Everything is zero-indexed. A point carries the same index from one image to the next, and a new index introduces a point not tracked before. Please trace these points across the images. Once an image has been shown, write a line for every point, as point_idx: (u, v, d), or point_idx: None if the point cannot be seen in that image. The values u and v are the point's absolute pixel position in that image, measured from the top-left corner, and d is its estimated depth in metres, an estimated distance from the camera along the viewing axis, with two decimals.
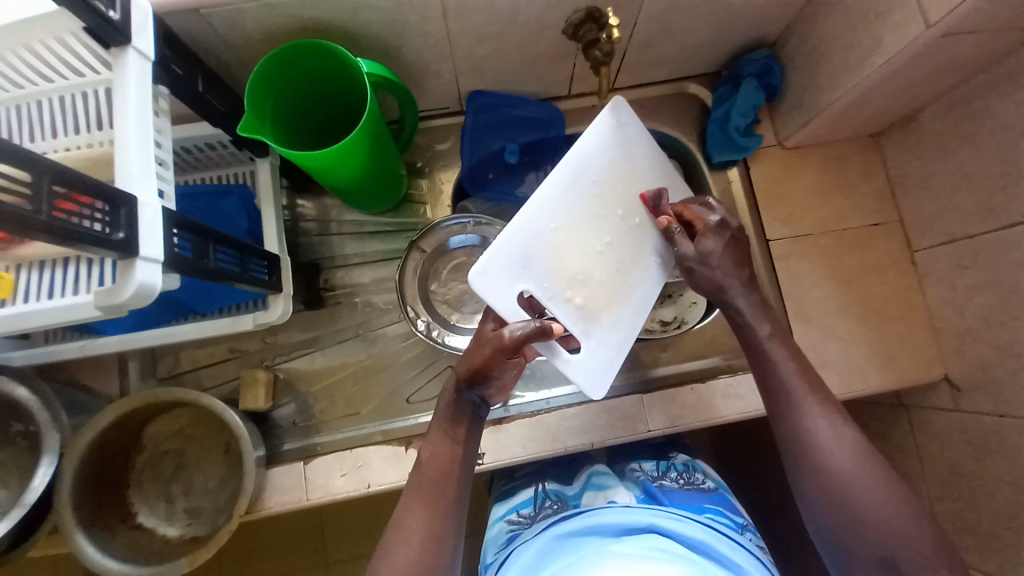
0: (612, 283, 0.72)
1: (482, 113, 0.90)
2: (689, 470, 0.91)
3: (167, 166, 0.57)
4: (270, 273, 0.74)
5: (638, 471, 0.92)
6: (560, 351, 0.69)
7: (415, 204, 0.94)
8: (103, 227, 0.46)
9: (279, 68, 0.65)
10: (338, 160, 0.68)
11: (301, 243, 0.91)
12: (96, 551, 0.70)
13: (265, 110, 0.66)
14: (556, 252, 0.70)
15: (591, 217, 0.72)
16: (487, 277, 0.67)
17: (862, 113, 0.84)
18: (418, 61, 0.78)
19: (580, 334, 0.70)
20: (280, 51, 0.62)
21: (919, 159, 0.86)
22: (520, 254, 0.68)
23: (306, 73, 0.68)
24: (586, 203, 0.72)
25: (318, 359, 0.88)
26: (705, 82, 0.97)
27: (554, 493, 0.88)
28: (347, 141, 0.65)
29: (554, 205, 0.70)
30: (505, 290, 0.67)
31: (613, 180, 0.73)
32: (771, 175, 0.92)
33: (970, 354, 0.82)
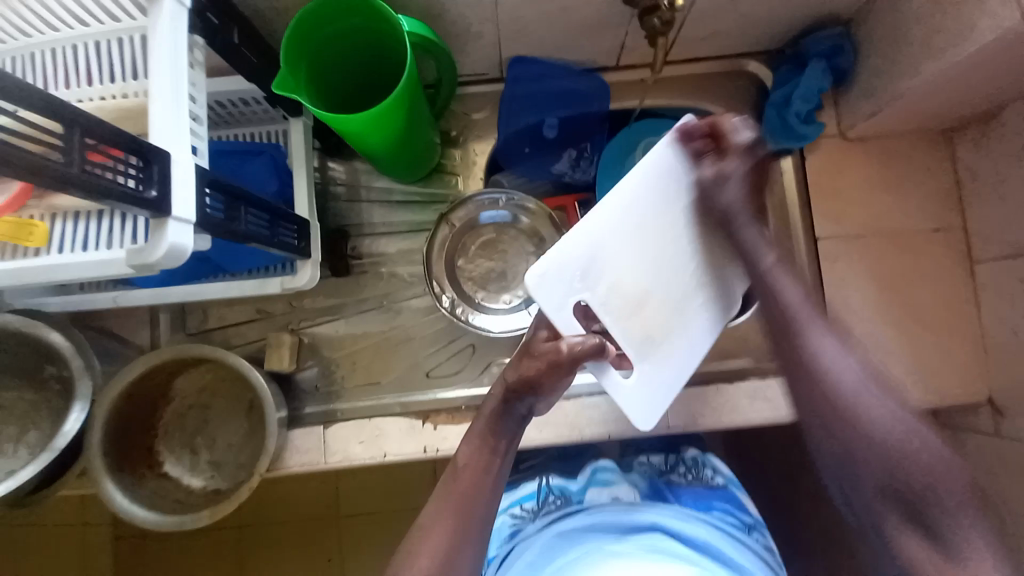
0: (669, 317, 0.67)
1: (523, 83, 0.85)
2: (699, 464, 0.90)
3: (201, 123, 0.56)
4: (298, 239, 0.73)
5: (648, 466, 0.91)
6: (611, 373, 0.66)
7: (446, 174, 0.90)
8: (132, 184, 0.44)
9: (317, 23, 0.62)
10: (373, 125, 0.65)
11: (330, 207, 0.90)
12: (124, 497, 0.73)
13: (302, 68, 0.63)
14: (620, 265, 0.66)
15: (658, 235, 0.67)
16: (545, 280, 0.64)
17: (936, 104, 0.77)
18: (458, 22, 0.74)
19: (635, 355, 0.67)
20: (317, 4, 0.59)
21: (994, 161, 0.79)
22: (583, 263, 0.65)
23: (343, 30, 0.64)
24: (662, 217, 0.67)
25: (342, 326, 0.88)
26: (765, 61, 0.89)
27: (558, 488, 0.88)
28: (385, 105, 0.62)
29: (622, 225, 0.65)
30: (562, 298, 0.65)
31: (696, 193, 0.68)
32: (827, 168, 0.86)
33: (1019, 375, 0.77)
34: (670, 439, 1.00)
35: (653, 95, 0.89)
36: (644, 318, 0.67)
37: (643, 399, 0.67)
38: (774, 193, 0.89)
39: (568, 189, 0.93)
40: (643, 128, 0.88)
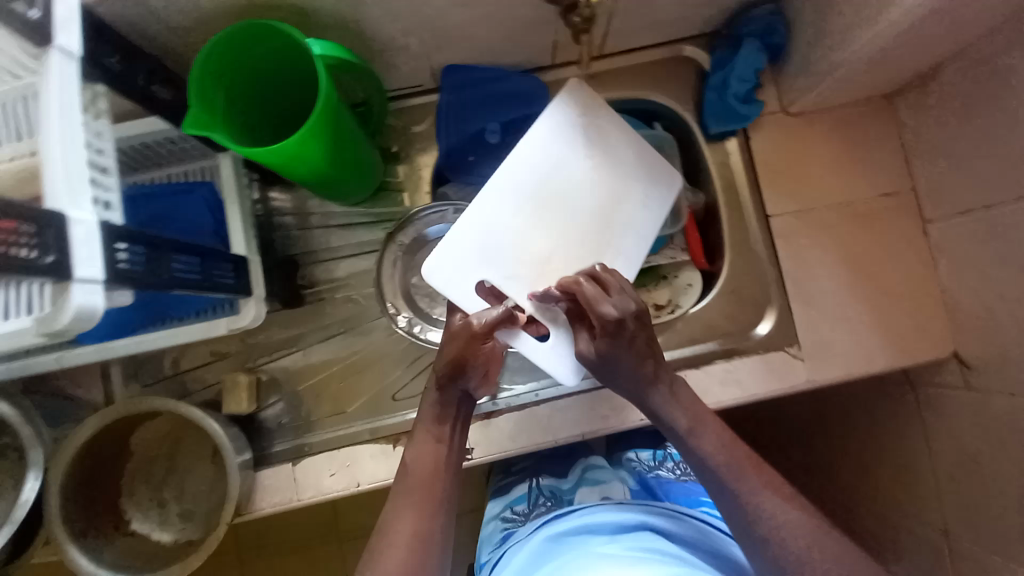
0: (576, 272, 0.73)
1: (459, 90, 0.83)
2: (686, 460, 0.90)
3: (109, 174, 0.54)
4: (237, 277, 0.70)
5: (636, 463, 0.92)
6: (526, 338, 0.71)
7: (392, 192, 0.88)
8: (30, 252, 0.42)
9: (223, 55, 0.59)
10: (295, 155, 0.63)
11: (278, 238, 0.87)
12: (89, 561, 0.70)
13: (215, 105, 0.61)
14: (520, 239, 0.73)
15: (550, 207, 0.74)
16: (445, 268, 0.72)
17: (874, 72, 0.76)
18: (380, 37, 0.71)
19: (548, 320, 0.72)
20: (219, 35, 0.56)
21: (937, 122, 0.78)
22: (481, 243, 0.72)
23: (253, 58, 0.61)
24: (549, 192, 0.74)
25: (301, 358, 0.85)
26: (702, 43, 0.88)
27: (548, 489, 0.90)
28: (304, 132, 0.60)
29: (516, 195, 0.73)
30: (466, 278, 0.72)
31: (579, 166, 0.75)
32: (774, 144, 0.85)
33: (983, 331, 0.77)
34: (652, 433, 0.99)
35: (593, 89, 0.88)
36: (550, 276, 0.73)
37: (563, 357, 0.72)
38: (724, 175, 0.88)
39: None
40: None
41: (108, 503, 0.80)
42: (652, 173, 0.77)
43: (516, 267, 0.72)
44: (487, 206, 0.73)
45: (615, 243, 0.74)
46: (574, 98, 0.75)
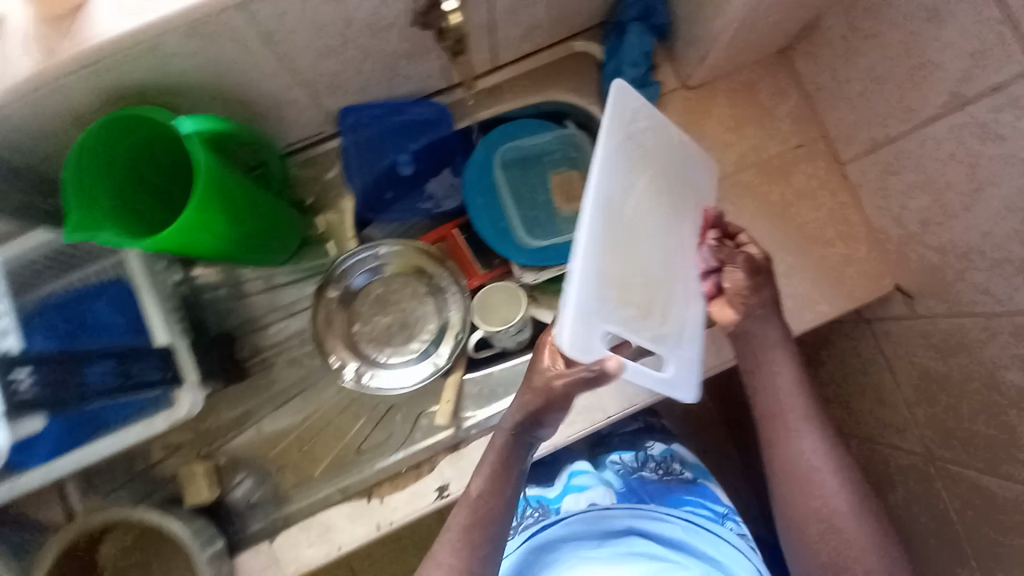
0: (670, 282, 0.64)
1: (361, 127, 0.81)
2: (667, 460, 0.87)
3: (0, 300, 0.61)
4: (162, 370, 0.69)
5: (618, 465, 0.88)
6: (655, 376, 0.59)
7: (315, 244, 0.86)
8: None
9: (101, 150, 0.57)
10: (195, 233, 0.61)
11: (209, 314, 0.84)
12: None
13: (104, 200, 0.59)
14: (619, 260, 0.57)
15: (641, 211, 0.60)
16: (568, 327, 0.52)
17: (759, 34, 0.77)
18: (261, 95, 0.70)
19: (659, 347, 0.61)
20: (84, 135, 0.54)
21: (830, 67, 0.80)
22: (591, 284, 0.53)
23: (131, 149, 0.60)
24: (636, 193, 0.60)
25: (258, 432, 0.83)
26: (592, 35, 0.88)
27: (535, 497, 0.85)
28: (193, 208, 0.58)
29: (609, 224, 0.55)
30: (585, 334, 0.53)
31: (652, 154, 0.63)
32: (682, 120, 0.85)
33: (915, 259, 0.78)
34: (632, 432, 0.97)
35: (494, 102, 0.87)
36: (642, 309, 0.59)
37: (679, 379, 0.62)
38: None
39: (446, 218, 0.89)
40: (493, 139, 0.87)
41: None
42: (691, 164, 0.70)
43: (619, 302, 0.57)
44: (581, 249, 0.52)
45: (688, 240, 0.67)
46: (629, 96, 0.58)
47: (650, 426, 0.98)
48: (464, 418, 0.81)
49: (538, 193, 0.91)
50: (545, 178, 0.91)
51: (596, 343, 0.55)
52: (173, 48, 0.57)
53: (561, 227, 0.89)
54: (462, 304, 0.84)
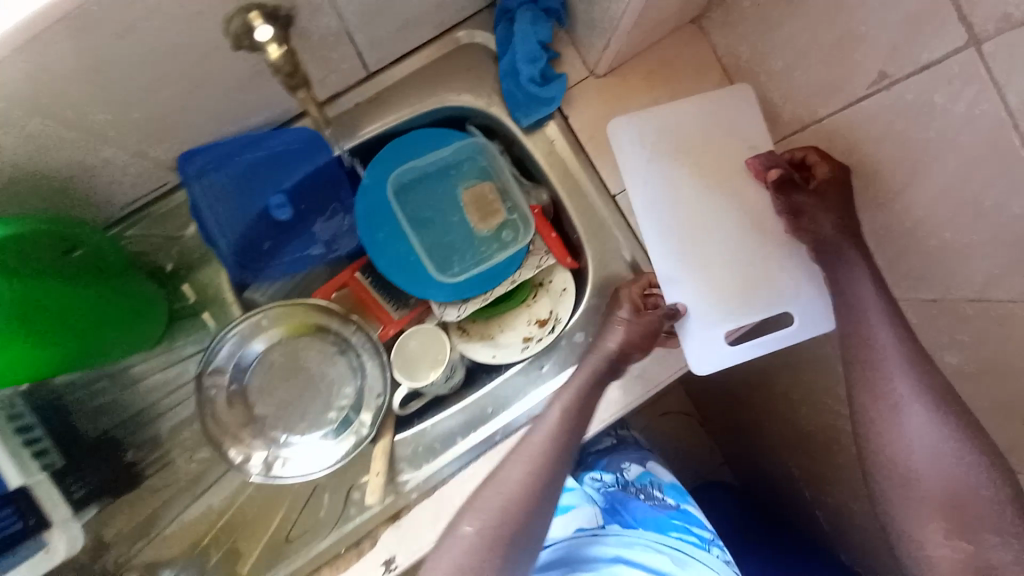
0: (760, 244, 0.70)
1: (212, 174, 0.66)
2: (647, 485, 0.84)
3: None
4: (21, 519, 0.59)
5: (597, 482, 0.85)
6: (781, 334, 0.68)
7: (191, 316, 0.74)
8: None
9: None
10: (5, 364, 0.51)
11: (77, 418, 0.69)
12: None
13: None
14: (706, 271, 0.70)
15: (705, 215, 0.70)
16: (699, 355, 0.69)
17: (665, 8, 0.66)
18: (55, 157, 0.55)
19: (776, 305, 0.69)
20: None
21: (748, 39, 0.70)
22: (692, 310, 0.69)
23: None
24: (688, 211, 0.71)
25: (165, 539, 0.72)
26: (478, 23, 0.73)
27: None
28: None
29: (682, 258, 0.70)
30: (716, 343, 0.69)
31: (674, 162, 0.71)
32: (594, 115, 0.74)
33: None
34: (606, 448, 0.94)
35: (377, 115, 0.73)
36: (757, 277, 0.70)
37: (809, 311, 0.69)
38: (555, 165, 0.76)
39: (343, 260, 0.76)
40: (383, 160, 0.74)
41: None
42: (728, 108, 0.72)
43: (731, 299, 0.69)
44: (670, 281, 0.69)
45: (754, 185, 0.70)
46: (638, 129, 0.72)
47: (624, 443, 0.94)
48: (401, 482, 0.72)
49: (445, 214, 0.79)
50: (452, 196, 0.80)
51: (715, 341, 0.69)
52: None
53: (479, 250, 0.79)
54: (377, 358, 0.74)
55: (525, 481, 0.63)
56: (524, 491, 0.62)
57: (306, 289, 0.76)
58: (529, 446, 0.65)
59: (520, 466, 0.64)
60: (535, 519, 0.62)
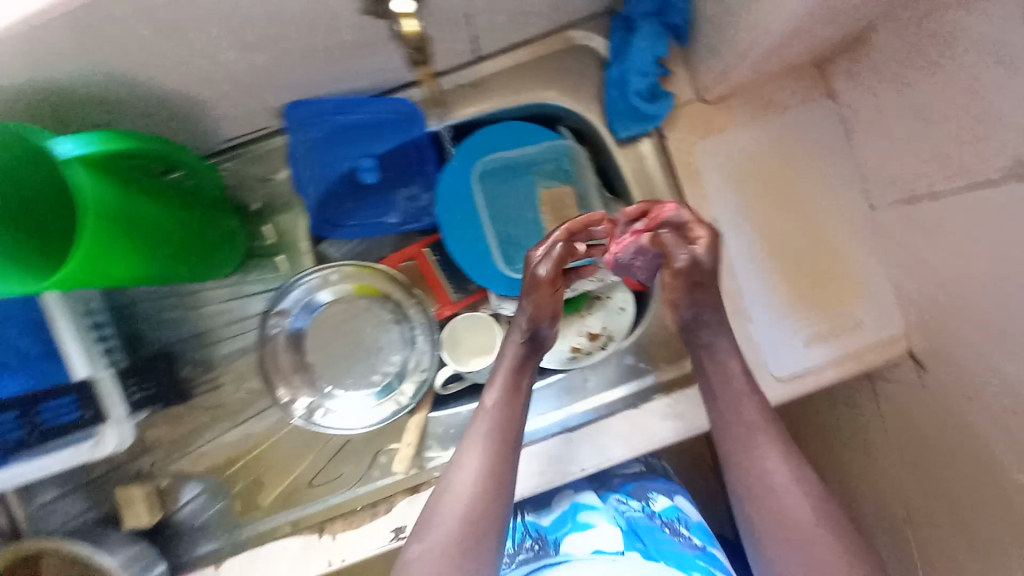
0: (832, 259, 0.73)
1: (313, 127, 0.69)
2: (673, 520, 0.79)
3: None
4: (81, 410, 0.63)
5: (621, 505, 0.82)
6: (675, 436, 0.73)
7: (265, 257, 0.75)
8: None
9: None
10: (102, 264, 0.50)
11: (144, 327, 0.74)
12: None
13: (17, 251, 0.52)
14: (780, 282, 0.74)
15: (786, 230, 0.73)
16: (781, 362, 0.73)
17: (794, 45, 0.63)
18: (184, 88, 0.57)
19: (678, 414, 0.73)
20: None
21: (874, 92, 0.66)
22: (769, 317, 0.73)
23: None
24: (769, 225, 0.73)
25: (200, 457, 0.77)
26: (597, 26, 0.73)
27: (533, 529, 0.83)
28: (70, 275, 0.47)
29: (762, 269, 0.73)
30: (790, 350, 0.73)
31: (763, 175, 0.73)
32: (692, 140, 0.72)
33: (936, 329, 0.68)
34: (633, 474, 0.90)
35: (477, 100, 0.74)
36: (833, 289, 0.73)
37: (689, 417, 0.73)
38: (640, 183, 0.75)
39: (414, 233, 0.78)
40: (471, 145, 0.75)
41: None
42: (815, 126, 0.73)
43: (803, 308, 0.74)
44: (749, 289, 0.73)
45: (837, 199, 0.73)
46: (732, 139, 0.72)
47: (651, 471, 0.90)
48: (428, 459, 0.73)
49: (520, 210, 0.79)
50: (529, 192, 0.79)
51: (792, 347, 0.73)
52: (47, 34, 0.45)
53: None
54: (429, 334, 0.76)
55: (481, 470, 0.59)
56: (479, 487, 0.58)
57: (373, 252, 0.78)
58: (475, 433, 0.62)
59: (473, 457, 0.60)
60: (497, 509, 0.58)
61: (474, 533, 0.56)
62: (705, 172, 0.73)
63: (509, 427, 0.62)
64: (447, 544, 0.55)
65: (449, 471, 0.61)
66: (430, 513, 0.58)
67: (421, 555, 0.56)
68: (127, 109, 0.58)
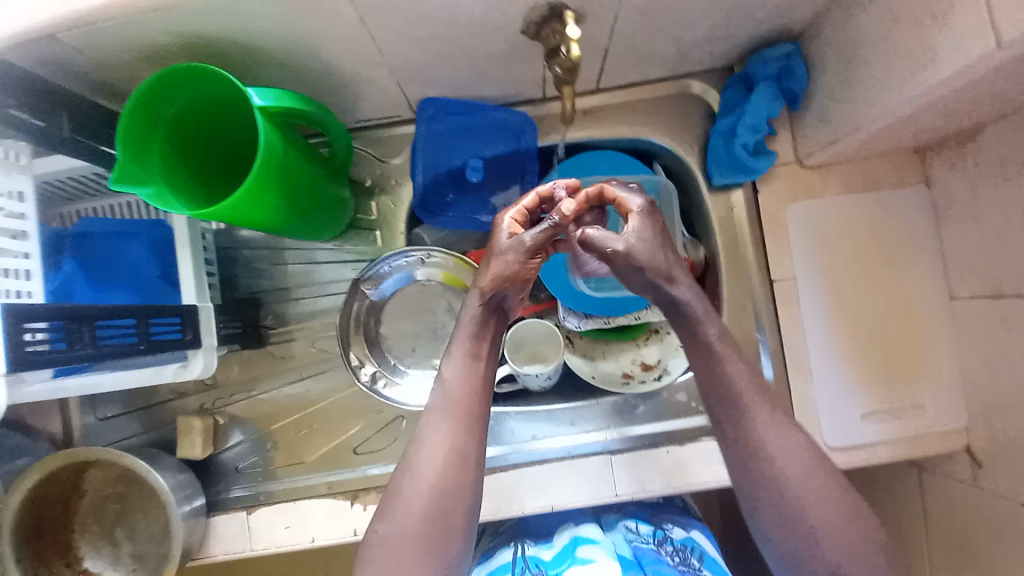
0: (903, 339, 0.75)
1: (437, 121, 0.75)
2: (686, 549, 0.77)
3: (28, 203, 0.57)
4: (183, 331, 0.65)
5: (630, 534, 0.81)
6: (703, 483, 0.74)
7: (364, 230, 0.81)
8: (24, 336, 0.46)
9: (153, 101, 0.52)
10: (254, 205, 0.56)
11: (241, 271, 0.81)
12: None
13: (167, 167, 0.56)
14: (846, 352, 0.75)
15: (861, 302, 0.75)
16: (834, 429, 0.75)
17: (903, 130, 0.66)
18: (346, 72, 0.63)
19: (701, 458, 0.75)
20: (170, 71, 0.50)
21: (972, 187, 0.68)
22: (828, 384, 0.75)
23: (193, 96, 0.54)
24: (845, 294, 0.75)
25: (258, 403, 0.81)
26: (712, 79, 0.78)
27: (533, 561, 0.77)
28: (230, 207, 0.54)
29: (831, 336, 0.75)
30: (845, 420, 0.75)
31: (846, 244, 0.75)
32: (783, 199, 0.76)
33: (999, 429, 0.68)
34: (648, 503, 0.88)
35: (588, 125, 0.79)
36: (898, 368, 0.74)
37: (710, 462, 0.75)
38: (724, 230, 0.79)
39: None
40: (573, 165, 0.80)
41: (65, 527, 0.77)
42: (905, 208, 0.75)
43: (863, 381, 0.75)
44: (813, 350, 0.75)
45: (916, 281, 0.75)
46: (821, 206, 0.76)
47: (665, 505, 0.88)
48: None
49: None
50: None
51: (847, 416, 0.74)
52: (260, 11, 0.51)
53: None
54: None
55: (452, 447, 0.58)
56: (450, 461, 0.57)
57: (460, 244, 0.83)
58: (442, 403, 0.60)
59: (441, 431, 0.58)
60: (468, 485, 0.57)
61: (444, 510, 0.55)
62: (790, 231, 0.76)
63: (474, 392, 0.60)
64: (415, 524, 0.54)
65: (412, 450, 0.59)
66: (393, 496, 0.56)
67: (387, 536, 0.54)
68: (289, 81, 0.64)
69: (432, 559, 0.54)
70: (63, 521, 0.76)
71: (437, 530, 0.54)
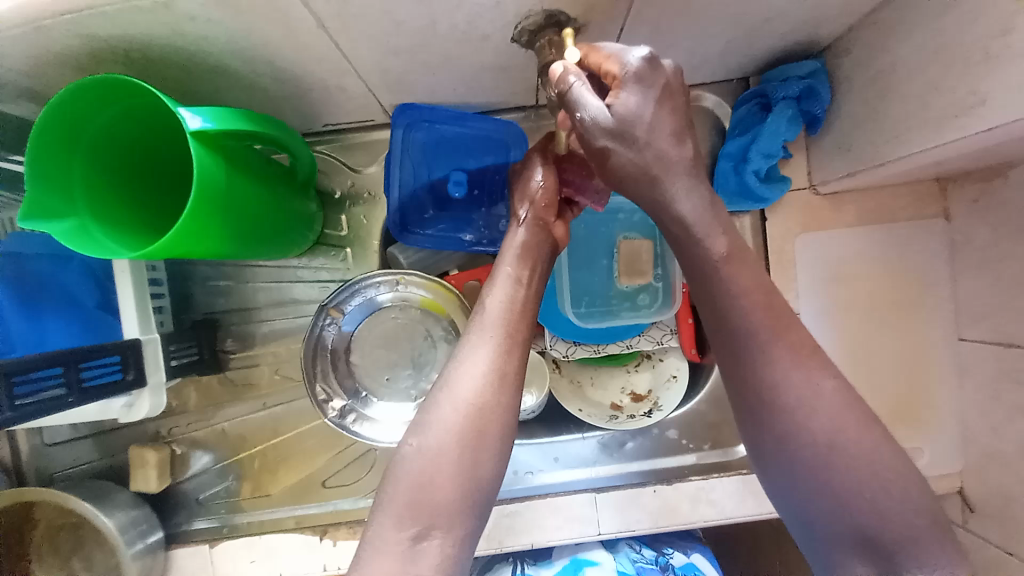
0: (904, 382, 0.70)
1: (415, 129, 0.66)
2: None
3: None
4: (122, 371, 0.59)
5: (635, 555, 0.76)
6: (746, 515, 0.71)
7: (334, 246, 0.73)
8: None
9: (67, 118, 0.44)
10: (202, 232, 0.48)
11: (198, 290, 0.73)
12: None
13: (96, 195, 0.48)
14: None
15: (866, 341, 0.71)
16: None
17: (929, 164, 0.60)
18: (309, 79, 0.54)
19: (741, 490, 0.71)
20: (76, 87, 0.42)
21: (993, 227, 0.63)
22: None
23: (112, 112, 0.46)
24: (850, 332, 0.71)
25: (225, 430, 0.75)
26: (724, 93, 0.70)
27: None
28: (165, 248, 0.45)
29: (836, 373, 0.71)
30: None
31: (856, 280, 0.70)
32: (791, 228, 0.70)
33: (996, 476, 0.65)
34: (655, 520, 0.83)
35: None
36: (897, 411, 0.71)
37: (751, 492, 0.71)
38: None
39: (486, 255, 0.75)
40: None
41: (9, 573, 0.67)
42: (919, 242, 0.70)
43: None
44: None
45: (925, 319, 0.70)
46: (828, 237, 0.70)
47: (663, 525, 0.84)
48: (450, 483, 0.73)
49: (596, 254, 0.76)
50: (609, 239, 0.76)
51: None
52: (198, 16, 0.42)
53: (609, 300, 0.75)
54: None
55: (492, 365, 0.50)
56: (490, 380, 0.49)
57: (442, 264, 0.76)
58: (486, 316, 0.53)
59: (482, 344, 0.51)
60: (509, 409, 0.49)
61: (480, 432, 0.47)
62: (797, 263, 0.70)
63: (523, 316, 0.53)
64: (449, 442, 0.46)
65: (451, 363, 0.51)
66: (425, 410, 0.49)
67: (421, 449, 0.47)
68: (244, 88, 0.54)
69: (466, 483, 0.46)
70: (8, 563, 0.67)
71: (472, 448, 0.46)
